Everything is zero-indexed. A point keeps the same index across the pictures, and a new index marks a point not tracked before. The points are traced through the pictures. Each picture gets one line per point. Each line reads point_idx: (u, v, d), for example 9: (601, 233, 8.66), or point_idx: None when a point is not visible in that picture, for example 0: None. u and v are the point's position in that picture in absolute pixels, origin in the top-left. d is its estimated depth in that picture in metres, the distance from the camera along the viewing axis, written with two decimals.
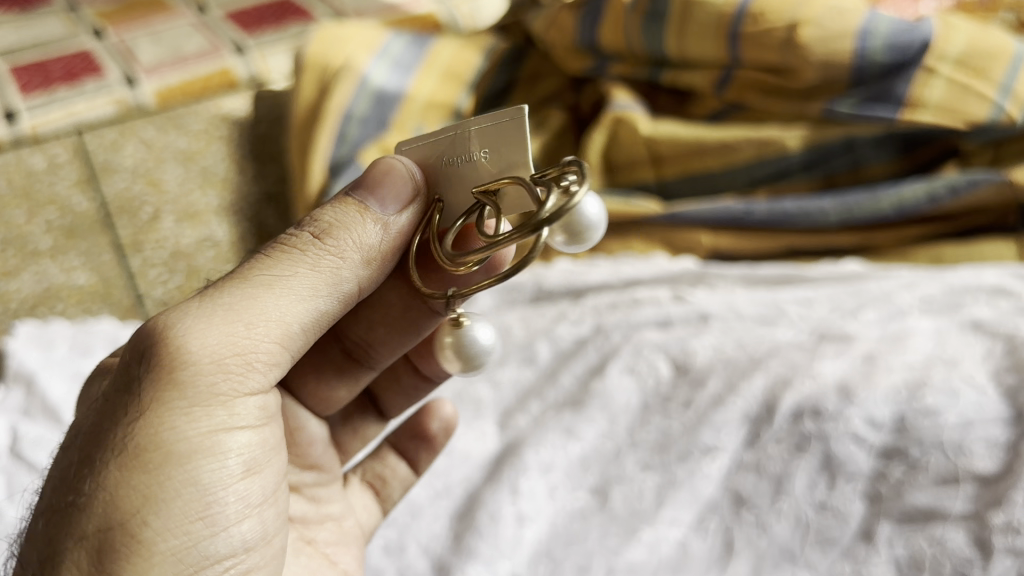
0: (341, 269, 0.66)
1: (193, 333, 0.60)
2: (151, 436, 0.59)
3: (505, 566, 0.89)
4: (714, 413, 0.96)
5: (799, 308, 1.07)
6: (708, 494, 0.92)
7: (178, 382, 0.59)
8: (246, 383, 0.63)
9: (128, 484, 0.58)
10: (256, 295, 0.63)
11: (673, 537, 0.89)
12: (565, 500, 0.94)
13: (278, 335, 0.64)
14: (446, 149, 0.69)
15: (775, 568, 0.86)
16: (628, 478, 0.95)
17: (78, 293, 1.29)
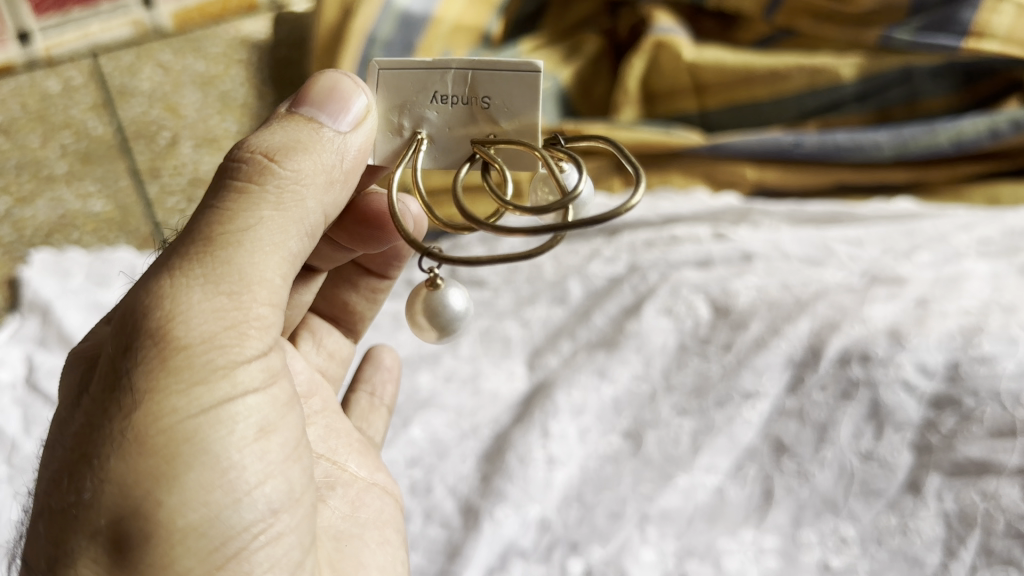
0: (303, 200, 0.60)
1: (174, 310, 0.53)
2: (157, 424, 0.52)
3: (536, 510, 0.85)
4: (756, 356, 0.92)
5: (848, 250, 1.03)
6: (747, 441, 0.88)
7: (171, 363, 0.52)
8: (246, 345, 0.55)
9: (134, 472, 0.52)
10: (218, 258, 0.55)
11: (710, 484, 0.85)
12: (594, 445, 0.91)
13: (265, 289, 0.57)
14: (439, 84, 0.66)
15: (817, 518, 0.82)
16: (662, 422, 0.91)
17: (94, 221, 1.28)
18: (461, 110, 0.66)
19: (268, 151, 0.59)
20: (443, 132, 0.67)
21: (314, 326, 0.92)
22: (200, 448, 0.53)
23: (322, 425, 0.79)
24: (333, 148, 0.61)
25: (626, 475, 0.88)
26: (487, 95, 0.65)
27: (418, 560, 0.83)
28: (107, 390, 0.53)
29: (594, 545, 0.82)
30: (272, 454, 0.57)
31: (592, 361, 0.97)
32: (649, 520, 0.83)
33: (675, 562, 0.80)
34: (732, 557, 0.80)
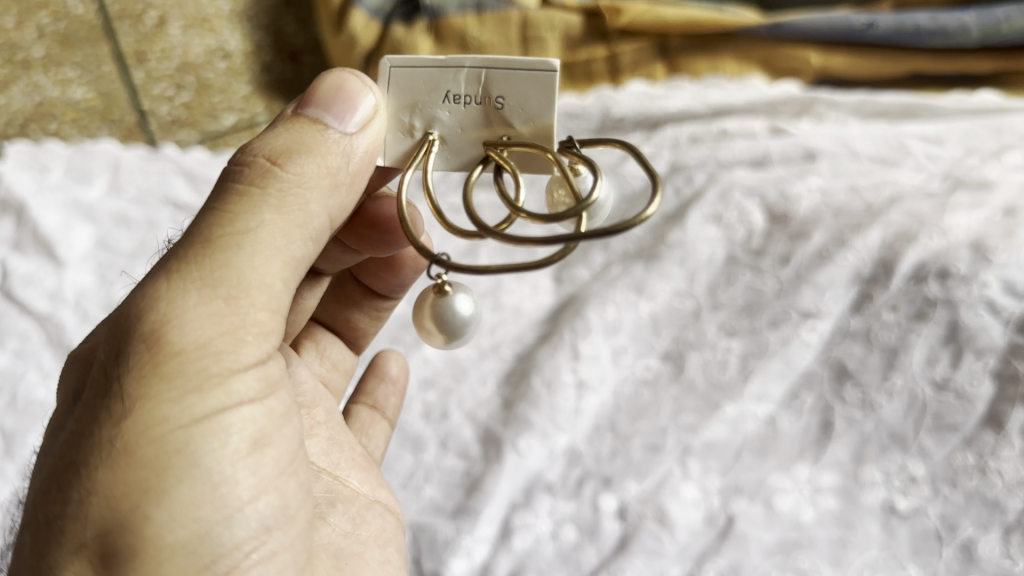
0: (308, 203, 0.49)
1: (168, 314, 0.44)
2: (143, 434, 0.43)
3: (563, 441, 0.76)
4: (816, 272, 0.82)
5: (925, 146, 0.92)
6: (804, 366, 0.78)
7: (164, 369, 0.43)
8: (243, 352, 0.46)
9: (116, 486, 0.42)
10: (217, 258, 0.46)
11: (761, 414, 0.76)
12: (627, 369, 0.81)
13: (266, 294, 0.47)
14: (451, 83, 0.53)
15: (881, 454, 0.72)
16: (706, 343, 0.81)
17: (74, 112, 1.14)
18: (474, 111, 0.54)
19: (270, 151, 0.49)
20: (456, 134, 0.54)
21: (316, 336, 0.78)
22: (190, 463, 0.43)
23: (325, 437, 0.66)
24: (338, 150, 0.50)
25: (665, 404, 0.78)
26: (502, 95, 0.53)
27: (433, 493, 0.74)
28: (96, 399, 0.45)
29: (628, 482, 0.73)
30: (270, 473, 0.46)
31: (628, 275, 0.86)
32: (691, 455, 0.74)
33: (718, 503, 0.71)
34: (784, 498, 0.71)
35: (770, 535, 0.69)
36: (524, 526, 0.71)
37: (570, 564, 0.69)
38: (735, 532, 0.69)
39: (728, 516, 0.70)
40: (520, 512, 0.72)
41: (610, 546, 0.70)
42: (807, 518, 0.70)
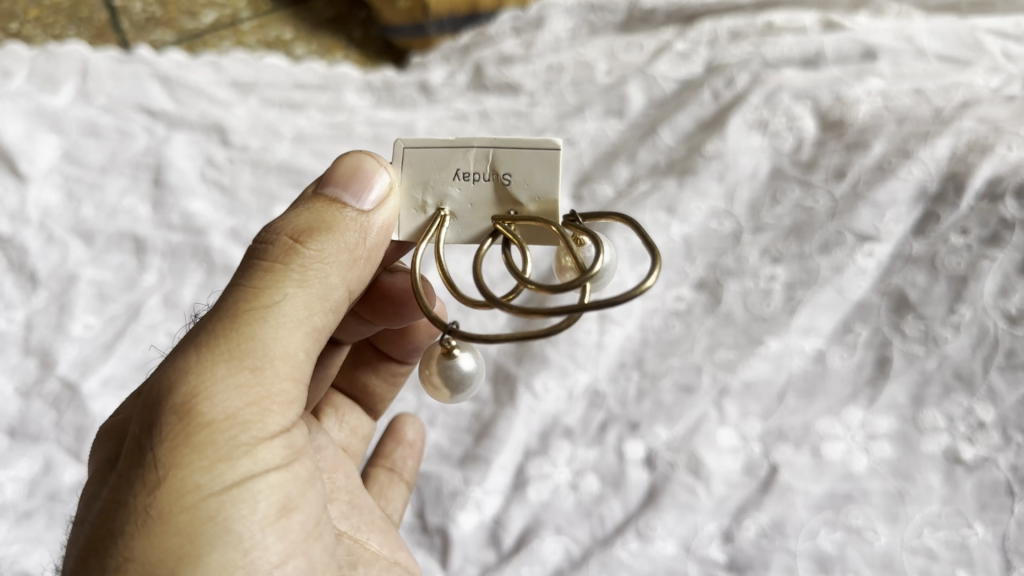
0: (327, 276, 0.57)
1: (200, 385, 0.51)
2: (181, 505, 0.48)
3: (583, 380, 0.84)
4: (875, 186, 0.87)
5: (1002, 43, 0.98)
6: (859, 297, 0.84)
7: (196, 441, 0.49)
8: (267, 421, 0.52)
9: (157, 549, 0.47)
10: (242, 335, 0.53)
11: (808, 350, 0.83)
12: (654, 300, 0.88)
13: (286, 363, 0.54)
14: (459, 161, 0.61)
15: (943, 393, 0.78)
16: (747, 270, 0.88)
17: (37, 8, 1.25)
18: (483, 187, 0.61)
19: (293, 232, 0.57)
20: (466, 209, 0.61)
21: (335, 403, 0.85)
22: (222, 529, 0.49)
23: (346, 501, 0.74)
24: (355, 226, 0.58)
25: (699, 338, 0.85)
26: (508, 171, 0.60)
27: (437, 437, 0.85)
28: (133, 465, 0.50)
29: (657, 428, 0.81)
30: (293, 534, 0.53)
31: (659, 190, 0.93)
32: (729, 395, 0.82)
33: (760, 448, 0.79)
34: (836, 445, 0.78)
35: (817, 488, 0.77)
36: (540, 479, 0.80)
37: (593, 518, 0.78)
38: (779, 483, 0.77)
39: (772, 466, 0.78)
40: (533, 460, 0.81)
41: (636, 498, 0.78)
42: (859, 467, 0.77)
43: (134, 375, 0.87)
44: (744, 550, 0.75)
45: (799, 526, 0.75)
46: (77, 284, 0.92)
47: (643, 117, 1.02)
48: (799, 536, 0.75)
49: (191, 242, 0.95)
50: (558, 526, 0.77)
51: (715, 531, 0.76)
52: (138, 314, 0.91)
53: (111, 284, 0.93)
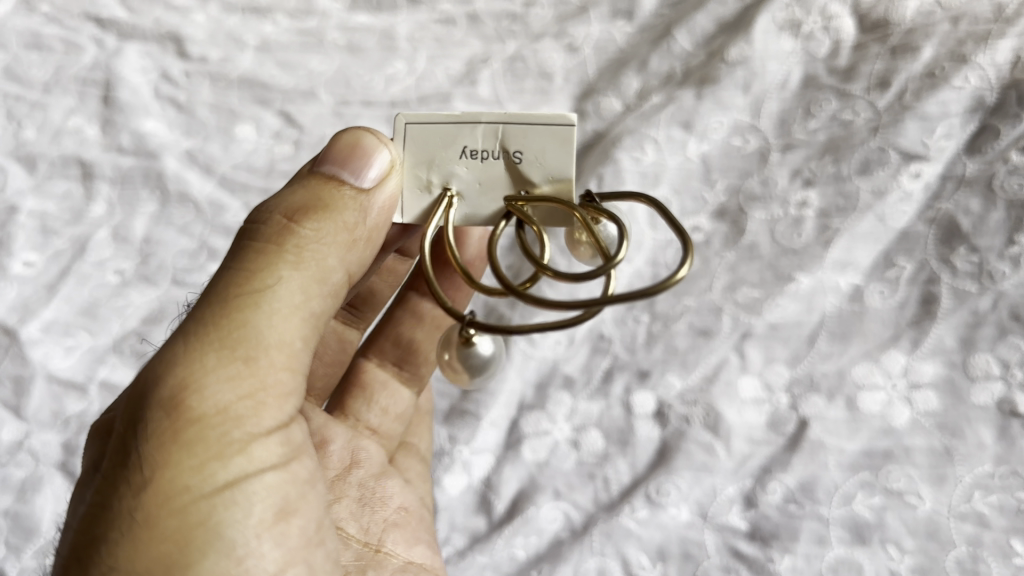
0: (326, 258, 0.51)
1: (188, 378, 0.45)
2: (168, 508, 0.43)
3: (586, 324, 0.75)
4: (922, 96, 0.75)
5: None
6: (902, 226, 0.73)
7: (183, 438, 0.44)
8: (262, 417, 0.47)
9: (144, 555, 0.42)
10: (236, 323, 0.47)
11: (842, 287, 0.72)
12: (666, 232, 0.78)
13: (282, 355, 0.48)
14: (467, 138, 0.54)
15: (998, 338, 0.68)
16: (776, 195, 0.77)
17: None
18: (494, 167, 0.54)
19: (287, 211, 0.51)
20: (475, 189, 0.54)
21: (368, 380, 0.72)
22: (214, 534, 0.44)
23: (356, 500, 0.65)
24: (353, 207, 0.52)
25: (718, 275, 0.75)
26: (519, 148, 0.53)
27: None
28: (118, 463, 0.45)
29: (670, 376, 0.72)
30: (293, 541, 0.48)
31: (674, 102, 0.82)
32: (752, 339, 0.72)
33: (787, 399, 0.69)
34: (873, 394, 0.68)
35: (852, 445, 0.67)
36: (536, 437, 0.71)
37: (596, 480, 0.69)
38: (808, 439, 0.67)
39: (801, 420, 0.68)
40: (528, 414, 0.72)
41: (645, 458, 0.69)
42: (900, 422, 0.67)
43: (78, 318, 0.77)
44: (768, 516, 0.65)
45: (832, 489, 0.66)
46: (17, 217, 0.82)
47: (657, 18, 0.89)
48: (832, 500, 0.65)
49: (144, 167, 0.84)
50: (557, 490, 0.69)
51: (735, 494, 0.67)
52: (85, 250, 0.81)
53: (54, 216, 0.82)
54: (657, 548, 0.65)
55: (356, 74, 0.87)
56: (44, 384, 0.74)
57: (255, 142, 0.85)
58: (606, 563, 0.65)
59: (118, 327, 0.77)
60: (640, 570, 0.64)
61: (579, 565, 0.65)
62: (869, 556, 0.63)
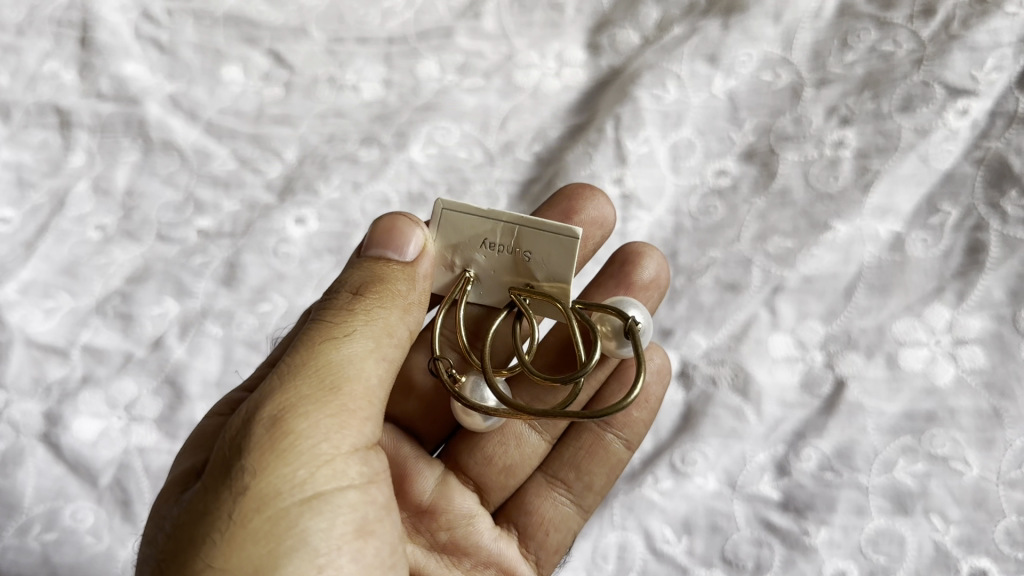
0: (390, 314, 0.48)
1: (286, 395, 0.43)
2: (260, 514, 0.40)
3: None
4: (972, 24, 0.69)
5: None
6: (947, 167, 0.67)
7: (281, 445, 0.42)
8: (349, 434, 0.44)
9: (236, 561, 0.39)
10: (322, 349, 0.45)
11: (882, 235, 0.67)
12: (690, 176, 0.72)
13: (364, 390, 0.45)
14: (490, 232, 0.53)
15: None
16: (809, 135, 0.71)
17: None
18: (506, 259, 0.54)
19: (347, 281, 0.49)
20: (487, 274, 0.55)
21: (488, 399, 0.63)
22: (303, 539, 0.41)
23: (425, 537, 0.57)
24: (403, 278, 0.50)
25: (747, 223, 0.69)
26: (529, 248, 0.53)
27: None
28: (212, 478, 0.42)
29: (694, 334, 0.67)
30: (372, 563, 0.44)
31: (698, 34, 0.75)
32: (784, 293, 0.66)
33: (822, 358, 0.64)
34: (915, 351, 0.63)
35: (892, 407, 0.62)
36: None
37: None
38: (845, 401, 0.62)
39: (838, 380, 0.63)
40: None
41: (669, 423, 0.64)
42: (943, 381, 0.62)
43: (58, 278, 0.72)
44: (803, 485, 0.60)
45: (872, 455, 0.60)
46: None
47: None
48: (871, 468, 0.60)
49: (125, 114, 0.78)
50: None
51: (767, 462, 0.62)
52: (65, 204, 0.75)
53: (31, 168, 0.77)
54: (683, 520, 0.60)
55: (349, 7, 0.80)
56: (22, 349, 0.69)
57: (243, 85, 0.79)
58: (628, 537, 0.60)
59: (101, 288, 0.71)
60: (664, 544, 0.60)
61: (598, 541, 0.60)
62: (912, 527, 0.58)
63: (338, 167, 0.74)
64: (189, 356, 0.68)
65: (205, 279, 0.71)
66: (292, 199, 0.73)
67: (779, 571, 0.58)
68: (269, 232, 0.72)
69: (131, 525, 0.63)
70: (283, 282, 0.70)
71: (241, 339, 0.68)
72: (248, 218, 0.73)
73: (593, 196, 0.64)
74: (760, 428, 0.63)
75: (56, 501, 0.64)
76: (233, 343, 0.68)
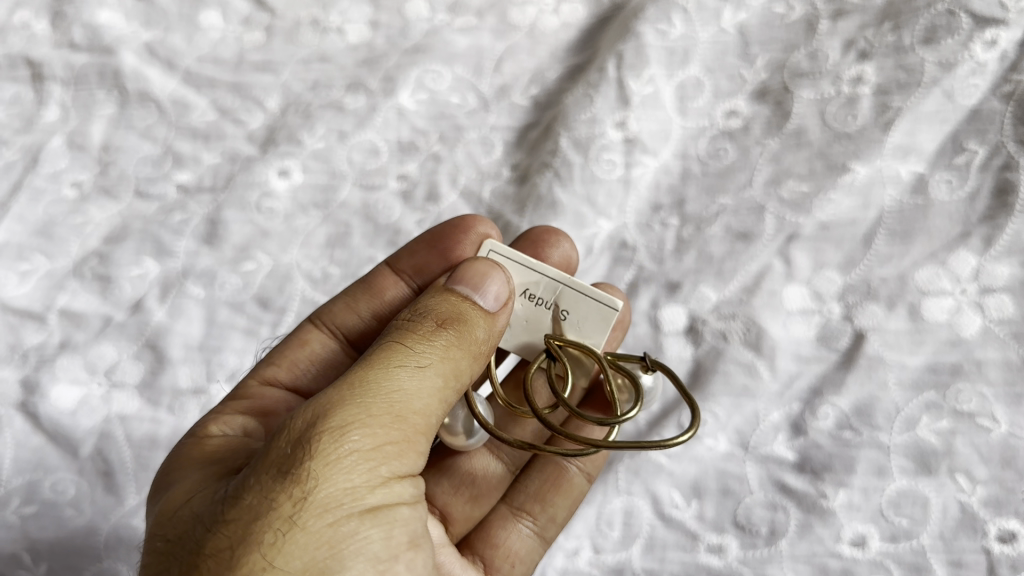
0: (462, 357, 0.45)
1: (355, 412, 0.40)
2: (320, 521, 0.38)
3: (607, 229, 0.66)
4: None
5: None
6: (973, 103, 0.63)
7: (344, 460, 0.39)
8: (403, 461, 0.41)
9: (293, 566, 0.37)
10: (389, 371, 0.42)
11: (905, 176, 0.62)
12: (698, 118, 0.68)
13: (422, 420, 0.42)
14: (532, 286, 0.54)
15: None
16: (825, 70, 0.66)
17: None
18: (545, 315, 0.54)
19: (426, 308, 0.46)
20: (523, 325, 0.54)
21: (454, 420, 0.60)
22: (361, 550, 0.38)
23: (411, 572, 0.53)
24: (483, 323, 0.46)
25: (759, 167, 0.65)
26: (568, 308, 0.53)
27: None
28: (262, 474, 0.38)
29: (703, 287, 0.63)
30: None
31: None
32: (799, 242, 0.62)
33: (840, 310, 0.60)
34: (939, 301, 0.59)
35: (915, 360, 0.58)
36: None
37: None
38: (864, 354, 0.58)
39: (857, 332, 0.59)
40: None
41: (678, 381, 0.61)
42: (969, 332, 0.58)
43: (33, 240, 0.68)
44: (819, 445, 0.57)
45: (893, 413, 0.56)
46: None
47: None
48: (893, 426, 0.56)
49: (99, 64, 0.74)
50: None
51: (781, 421, 0.58)
52: (38, 160, 0.71)
53: (2, 123, 0.73)
54: (692, 484, 0.57)
55: None
56: None
57: (223, 30, 0.75)
58: (634, 503, 0.57)
59: (78, 248, 0.68)
60: (673, 509, 0.56)
61: (603, 507, 0.57)
62: (935, 488, 0.54)
63: (324, 115, 0.70)
64: (171, 319, 0.64)
65: (186, 237, 0.67)
66: (275, 150, 0.69)
67: (795, 536, 0.54)
68: (251, 186, 0.68)
69: (112, 496, 0.59)
70: (267, 239, 0.67)
71: (224, 299, 0.65)
72: (229, 171, 0.70)
73: (558, 240, 0.60)
74: (774, 384, 0.59)
75: (35, 472, 0.60)
76: (217, 304, 0.65)
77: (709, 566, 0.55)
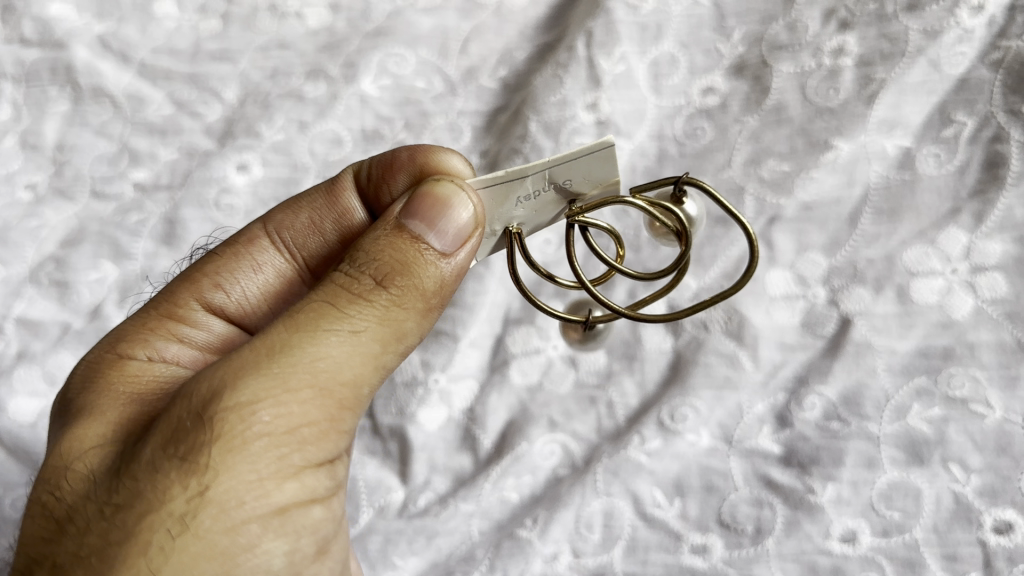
0: (405, 321, 0.41)
1: (265, 391, 0.37)
2: (217, 523, 0.36)
3: None
4: None
5: None
6: (962, 71, 0.59)
7: (247, 452, 0.36)
8: (319, 452, 0.39)
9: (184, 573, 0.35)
10: (317, 336, 0.39)
11: (891, 151, 0.60)
12: (674, 96, 0.65)
13: (350, 395, 0.40)
14: (515, 189, 0.45)
15: None
16: (805, 43, 0.63)
17: None
18: (551, 198, 0.46)
19: (376, 255, 0.41)
20: (536, 216, 0.47)
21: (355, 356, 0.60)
22: (259, 563, 0.37)
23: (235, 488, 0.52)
24: (433, 275, 0.42)
25: (738, 146, 0.63)
26: (567, 178, 0.44)
27: None
28: (162, 451, 0.36)
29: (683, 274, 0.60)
30: None
31: None
32: (780, 223, 0.60)
33: (825, 294, 0.58)
34: (928, 282, 0.56)
35: (904, 345, 0.55)
36: (525, 356, 0.61)
37: (598, 405, 0.59)
38: (851, 341, 0.56)
39: (843, 316, 0.57)
40: (515, 329, 0.62)
41: (657, 375, 0.59)
42: (961, 314, 0.55)
43: None
44: (806, 438, 0.54)
45: (882, 401, 0.54)
46: None
47: None
48: (882, 415, 0.54)
49: (51, 59, 0.71)
50: (553, 420, 0.59)
51: (766, 412, 0.56)
52: None
53: None
54: (674, 482, 0.55)
55: None
56: None
57: (178, 19, 0.72)
58: (614, 504, 0.54)
59: (34, 253, 0.65)
60: (655, 508, 0.54)
61: (581, 509, 0.55)
62: (928, 479, 0.51)
63: (282, 105, 0.68)
64: None
65: (144, 238, 0.65)
66: (233, 144, 0.67)
67: (783, 534, 0.52)
68: (208, 182, 0.66)
69: None
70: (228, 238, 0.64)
71: None
72: (187, 167, 0.67)
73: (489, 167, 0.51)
74: (757, 374, 0.57)
75: None
76: None
77: (694, 568, 0.52)
